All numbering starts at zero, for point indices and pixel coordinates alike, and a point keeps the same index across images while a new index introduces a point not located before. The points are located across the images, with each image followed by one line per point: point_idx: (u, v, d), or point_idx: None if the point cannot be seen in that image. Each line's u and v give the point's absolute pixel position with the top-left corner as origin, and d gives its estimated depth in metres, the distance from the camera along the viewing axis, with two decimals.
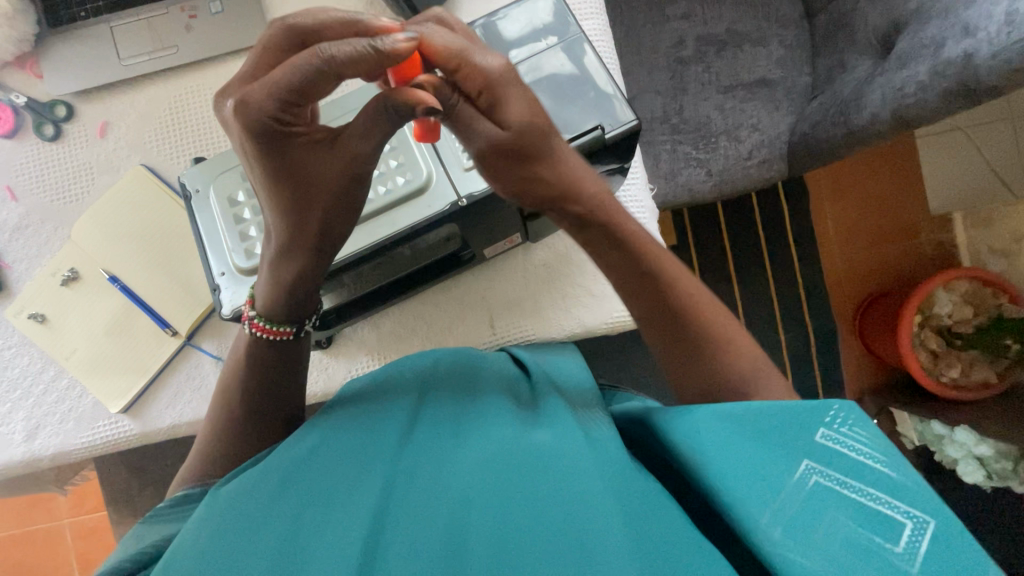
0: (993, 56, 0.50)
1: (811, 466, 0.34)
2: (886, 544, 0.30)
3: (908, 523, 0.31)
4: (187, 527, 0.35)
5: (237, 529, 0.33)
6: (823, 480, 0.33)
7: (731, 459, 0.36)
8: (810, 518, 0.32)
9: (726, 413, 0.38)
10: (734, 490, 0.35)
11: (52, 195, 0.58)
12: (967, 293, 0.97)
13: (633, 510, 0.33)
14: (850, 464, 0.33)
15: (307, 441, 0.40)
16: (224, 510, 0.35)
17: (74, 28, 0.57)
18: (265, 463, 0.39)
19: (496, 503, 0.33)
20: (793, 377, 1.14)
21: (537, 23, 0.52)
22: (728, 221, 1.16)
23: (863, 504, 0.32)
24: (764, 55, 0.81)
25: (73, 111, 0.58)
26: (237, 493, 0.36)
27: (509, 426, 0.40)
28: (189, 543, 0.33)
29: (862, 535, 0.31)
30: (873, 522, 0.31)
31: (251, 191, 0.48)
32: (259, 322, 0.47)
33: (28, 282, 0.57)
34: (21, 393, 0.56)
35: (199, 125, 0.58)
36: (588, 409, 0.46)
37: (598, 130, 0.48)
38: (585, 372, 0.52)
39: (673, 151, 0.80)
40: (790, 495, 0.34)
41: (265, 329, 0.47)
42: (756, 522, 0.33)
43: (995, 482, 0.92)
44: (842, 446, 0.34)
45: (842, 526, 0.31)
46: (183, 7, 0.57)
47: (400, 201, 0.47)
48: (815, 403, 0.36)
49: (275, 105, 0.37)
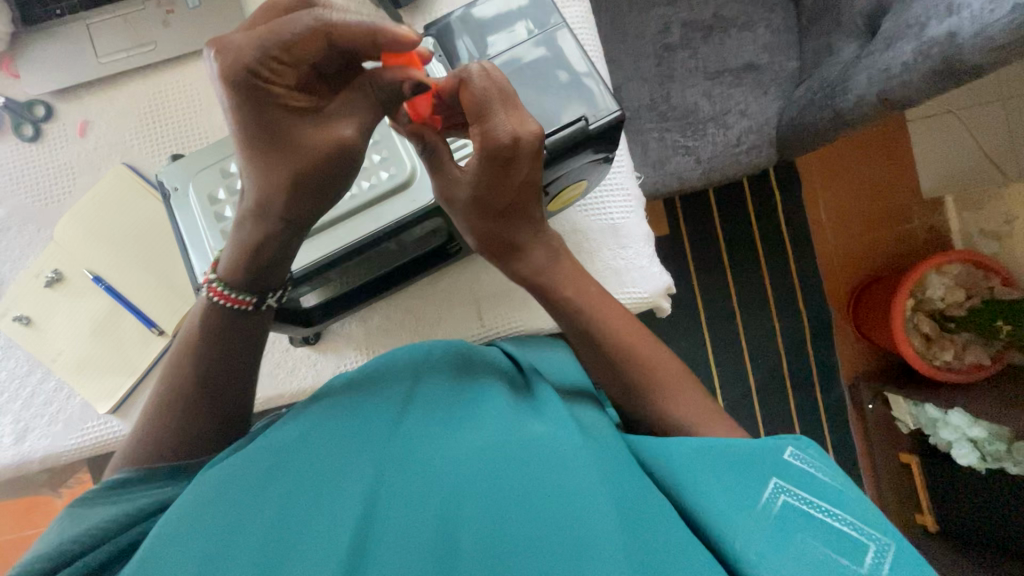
0: (977, 34, 0.50)
1: (779, 486, 0.36)
2: (852, 564, 0.32)
3: (869, 545, 0.33)
4: (171, 511, 0.34)
5: (220, 520, 0.32)
6: (789, 500, 0.35)
7: (704, 480, 0.37)
8: (781, 536, 0.34)
9: (699, 441, 0.39)
10: (704, 507, 0.36)
11: (34, 196, 0.57)
12: (959, 276, 0.97)
13: (624, 511, 0.33)
14: (818, 487, 0.36)
15: (298, 427, 0.39)
16: (212, 496, 0.34)
17: (50, 26, 0.57)
18: (252, 449, 0.38)
19: (490, 498, 0.33)
20: (789, 363, 1.15)
21: (517, 12, 0.51)
22: (720, 209, 1.16)
23: (832, 525, 0.34)
24: (750, 41, 0.80)
25: (52, 111, 0.57)
26: (223, 479, 0.35)
27: (503, 414, 0.39)
28: (171, 530, 0.32)
29: (830, 557, 0.33)
30: (840, 544, 0.33)
31: (231, 187, 0.48)
32: (218, 287, 0.44)
33: (12, 284, 0.57)
34: (8, 396, 0.56)
35: (179, 121, 0.57)
36: (574, 399, 0.46)
37: (581, 122, 0.47)
38: (578, 368, 0.52)
39: (661, 139, 0.79)
40: (758, 514, 0.35)
41: (224, 296, 0.44)
42: (730, 541, 0.34)
43: (990, 463, 0.91)
44: (806, 467, 0.37)
45: (812, 547, 0.33)
46: (161, 3, 0.56)
47: (383, 195, 0.46)
48: (775, 438, 0.39)
49: (257, 56, 0.34)
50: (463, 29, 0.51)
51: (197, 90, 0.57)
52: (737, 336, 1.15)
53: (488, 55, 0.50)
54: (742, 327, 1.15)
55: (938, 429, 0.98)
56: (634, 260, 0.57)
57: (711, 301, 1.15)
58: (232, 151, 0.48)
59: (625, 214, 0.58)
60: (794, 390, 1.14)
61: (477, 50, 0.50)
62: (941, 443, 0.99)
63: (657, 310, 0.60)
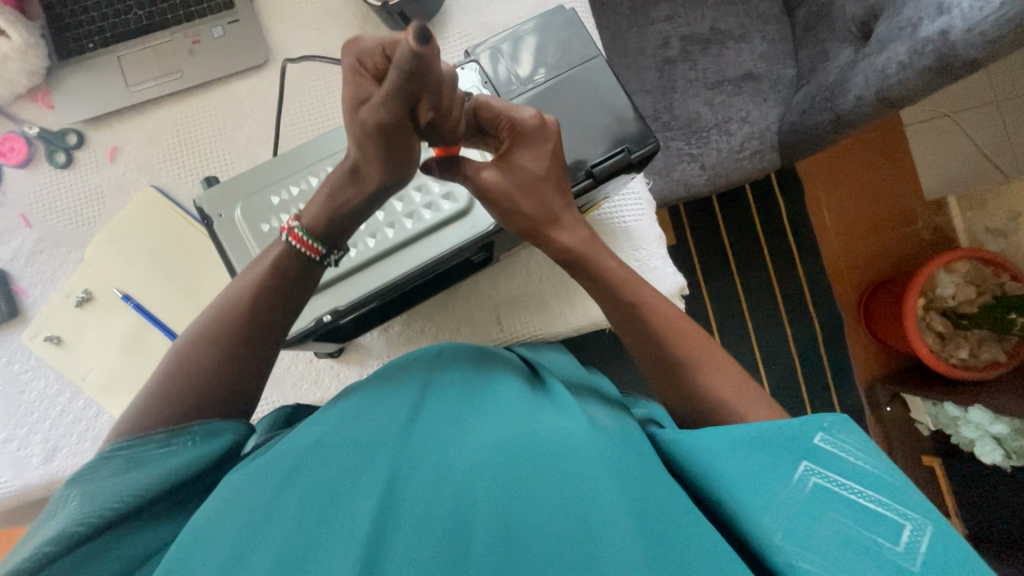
0: (968, 30, 0.52)
1: (809, 468, 0.36)
2: (886, 542, 0.33)
3: (908, 521, 0.33)
4: (199, 513, 0.35)
5: (247, 521, 0.33)
6: (820, 481, 0.35)
7: (731, 479, 0.37)
8: (812, 518, 0.34)
9: (743, 430, 0.39)
10: (732, 479, 0.36)
11: (66, 220, 0.60)
12: (968, 274, 0.98)
13: (635, 503, 0.33)
14: (847, 467, 0.36)
15: (317, 427, 0.40)
16: (237, 496, 0.35)
17: (82, 58, 0.60)
18: (270, 453, 0.38)
19: (501, 489, 0.33)
20: (804, 368, 1.14)
21: (558, 38, 0.53)
22: (726, 216, 1.18)
23: (861, 503, 0.34)
24: (748, 51, 0.83)
25: (84, 139, 0.60)
26: (243, 485, 0.36)
27: (513, 409, 0.39)
28: (196, 533, 0.33)
29: (863, 535, 0.33)
30: (871, 520, 0.33)
31: (268, 201, 0.50)
32: (298, 233, 0.45)
33: (42, 306, 0.59)
34: (38, 415, 0.57)
35: (203, 141, 0.60)
36: (586, 394, 0.47)
37: (626, 151, 0.50)
38: (607, 382, 0.53)
39: (666, 148, 0.82)
40: (791, 494, 0.35)
41: (302, 240, 0.45)
42: (757, 523, 0.35)
43: (1016, 461, 0.89)
44: (838, 449, 0.36)
45: (843, 523, 0.34)
46: (188, 34, 0.60)
47: (444, 223, 0.49)
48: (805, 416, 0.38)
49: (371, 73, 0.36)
50: (500, 56, 0.53)
51: (221, 114, 0.60)
52: (749, 344, 1.15)
53: (526, 82, 0.53)
54: (755, 333, 1.15)
55: (959, 428, 0.96)
56: (649, 261, 0.58)
57: (722, 308, 1.16)
58: (277, 175, 0.51)
59: (637, 217, 0.59)
60: (810, 397, 1.13)
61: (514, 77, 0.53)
62: (963, 443, 0.96)
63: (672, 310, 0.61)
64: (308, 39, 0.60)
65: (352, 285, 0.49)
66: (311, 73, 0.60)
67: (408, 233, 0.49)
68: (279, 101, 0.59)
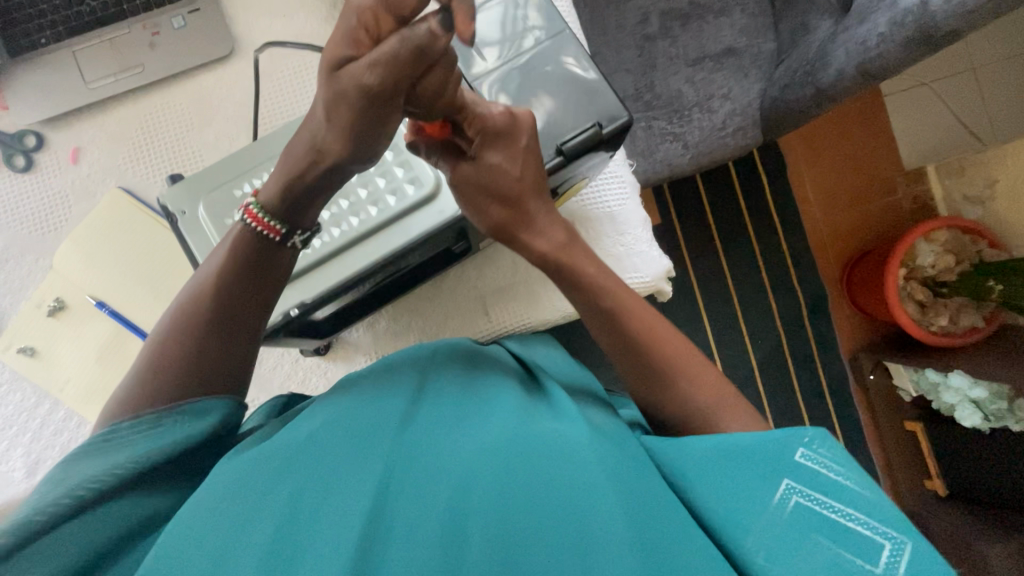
0: (947, 1, 0.51)
1: (789, 486, 0.36)
2: (867, 565, 0.33)
3: (884, 546, 0.34)
4: (184, 509, 0.34)
5: (233, 516, 0.32)
6: (802, 500, 0.36)
7: (714, 495, 0.37)
8: (792, 539, 0.34)
9: (727, 442, 0.39)
10: (718, 503, 0.37)
11: (31, 226, 0.57)
12: (948, 243, 0.99)
13: (627, 508, 0.33)
14: (828, 484, 0.36)
15: (307, 423, 0.39)
16: (223, 490, 0.34)
17: (34, 55, 0.57)
18: (260, 449, 0.37)
19: (496, 492, 0.33)
20: (789, 341, 1.16)
21: (515, 17, 0.52)
22: (709, 193, 1.18)
23: (842, 524, 0.34)
24: (727, 26, 0.82)
25: (42, 140, 0.57)
26: (231, 478, 0.35)
27: (509, 411, 0.39)
28: (181, 528, 0.32)
29: (843, 557, 0.33)
30: (855, 543, 0.34)
31: (243, 209, 0.48)
32: (255, 211, 0.44)
33: (13, 316, 0.57)
34: (18, 429, 0.55)
35: (170, 138, 0.57)
36: (575, 392, 0.47)
37: (597, 127, 0.49)
38: (596, 380, 0.51)
39: (648, 128, 0.81)
40: (772, 517, 0.35)
41: (257, 218, 0.43)
42: (740, 543, 0.35)
43: (994, 423, 0.91)
44: (819, 466, 0.37)
45: (825, 548, 0.34)
46: (146, 25, 0.57)
47: (411, 207, 0.48)
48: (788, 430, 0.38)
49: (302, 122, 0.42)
50: (465, 38, 0.52)
51: (187, 110, 0.57)
52: (735, 319, 1.16)
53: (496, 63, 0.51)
54: (741, 309, 1.16)
55: (940, 393, 0.98)
56: (634, 245, 0.58)
57: (708, 285, 1.17)
58: (240, 172, 0.49)
59: (622, 202, 0.58)
60: (795, 369, 1.16)
61: (486, 59, 0.51)
62: (944, 407, 0.99)
63: (658, 293, 0.60)
64: (274, 26, 0.58)
65: (322, 279, 0.48)
66: (279, 62, 0.57)
67: (373, 221, 0.47)
68: (247, 92, 0.57)
